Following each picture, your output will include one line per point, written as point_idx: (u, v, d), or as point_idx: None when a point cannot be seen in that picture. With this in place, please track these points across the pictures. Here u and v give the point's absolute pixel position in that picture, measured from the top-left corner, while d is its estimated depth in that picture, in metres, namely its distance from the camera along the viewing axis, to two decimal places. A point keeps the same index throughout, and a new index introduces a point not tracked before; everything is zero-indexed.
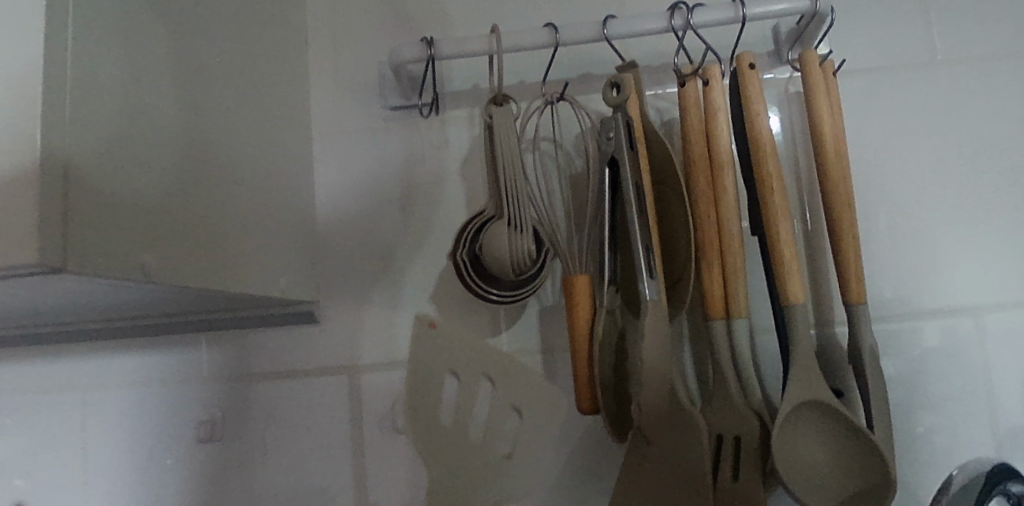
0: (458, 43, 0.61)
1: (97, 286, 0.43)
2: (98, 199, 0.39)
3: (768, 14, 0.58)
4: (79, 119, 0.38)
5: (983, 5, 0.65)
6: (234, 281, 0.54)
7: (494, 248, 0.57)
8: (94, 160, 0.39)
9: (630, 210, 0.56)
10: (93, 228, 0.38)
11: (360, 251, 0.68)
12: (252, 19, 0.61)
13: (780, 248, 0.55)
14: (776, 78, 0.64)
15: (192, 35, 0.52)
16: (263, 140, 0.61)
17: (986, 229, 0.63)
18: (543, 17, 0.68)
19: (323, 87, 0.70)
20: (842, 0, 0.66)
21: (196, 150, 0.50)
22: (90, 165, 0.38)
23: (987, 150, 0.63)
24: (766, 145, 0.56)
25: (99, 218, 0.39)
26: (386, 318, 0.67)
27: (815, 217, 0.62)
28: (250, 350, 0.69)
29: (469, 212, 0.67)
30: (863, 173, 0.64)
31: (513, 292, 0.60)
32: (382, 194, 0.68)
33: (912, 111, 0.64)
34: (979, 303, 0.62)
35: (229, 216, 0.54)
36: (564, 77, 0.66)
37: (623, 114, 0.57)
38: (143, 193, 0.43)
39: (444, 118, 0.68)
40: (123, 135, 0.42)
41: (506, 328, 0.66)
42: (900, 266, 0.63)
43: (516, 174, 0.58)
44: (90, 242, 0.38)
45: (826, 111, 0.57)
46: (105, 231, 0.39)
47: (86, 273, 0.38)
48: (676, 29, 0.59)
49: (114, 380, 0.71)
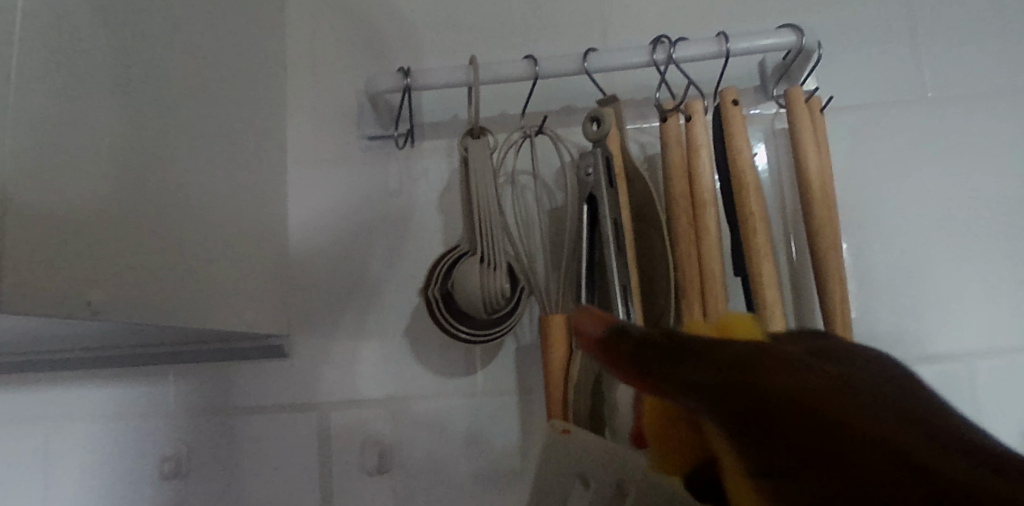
0: (435, 74, 0.60)
1: (40, 322, 0.41)
2: (37, 233, 0.36)
3: (753, 49, 0.56)
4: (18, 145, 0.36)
5: (974, 41, 0.63)
6: (196, 313, 0.52)
7: (467, 285, 0.56)
8: (35, 189, 0.37)
9: (607, 246, 0.54)
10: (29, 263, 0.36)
11: (336, 283, 0.67)
12: (227, 43, 0.60)
13: (763, 291, 0.53)
14: (762, 114, 0.62)
15: (158, 60, 0.50)
16: (233, 166, 0.59)
17: (979, 270, 0.60)
18: (525, 47, 0.67)
19: (302, 118, 0.69)
20: (830, 36, 0.65)
21: (157, 177, 0.49)
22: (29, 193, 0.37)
23: (980, 189, 0.61)
24: (749, 183, 0.53)
25: (39, 250, 0.36)
26: (359, 352, 0.66)
27: (801, 258, 0.60)
28: (218, 384, 0.67)
29: (446, 245, 0.66)
30: (852, 213, 0.62)
31: (486, 331, 0.58)
32: (359, 225, 0.67)
33: (902, 148, 0.62)
34: (973, 349, 0.59)
35: (192, 247, 0.52)
36: (544, 110, 0.65)
37: (602, 149, 0.56)
38: (93, 223, 0.41)
39: (421, 150, 0.67)
40: (70, 163, 0.40)
41: (481, 366, 0.64)
42: (890, 309, 0.60)
43: (491, 209, 0.56)
44: (26, 276, 0.36)
45: (812, 149, 0.55)
46: (44, 264, 0.37)
47: (20, 312, 0.35)
48: (658, 63, 0.57)
49: (80, 413, 0.69)
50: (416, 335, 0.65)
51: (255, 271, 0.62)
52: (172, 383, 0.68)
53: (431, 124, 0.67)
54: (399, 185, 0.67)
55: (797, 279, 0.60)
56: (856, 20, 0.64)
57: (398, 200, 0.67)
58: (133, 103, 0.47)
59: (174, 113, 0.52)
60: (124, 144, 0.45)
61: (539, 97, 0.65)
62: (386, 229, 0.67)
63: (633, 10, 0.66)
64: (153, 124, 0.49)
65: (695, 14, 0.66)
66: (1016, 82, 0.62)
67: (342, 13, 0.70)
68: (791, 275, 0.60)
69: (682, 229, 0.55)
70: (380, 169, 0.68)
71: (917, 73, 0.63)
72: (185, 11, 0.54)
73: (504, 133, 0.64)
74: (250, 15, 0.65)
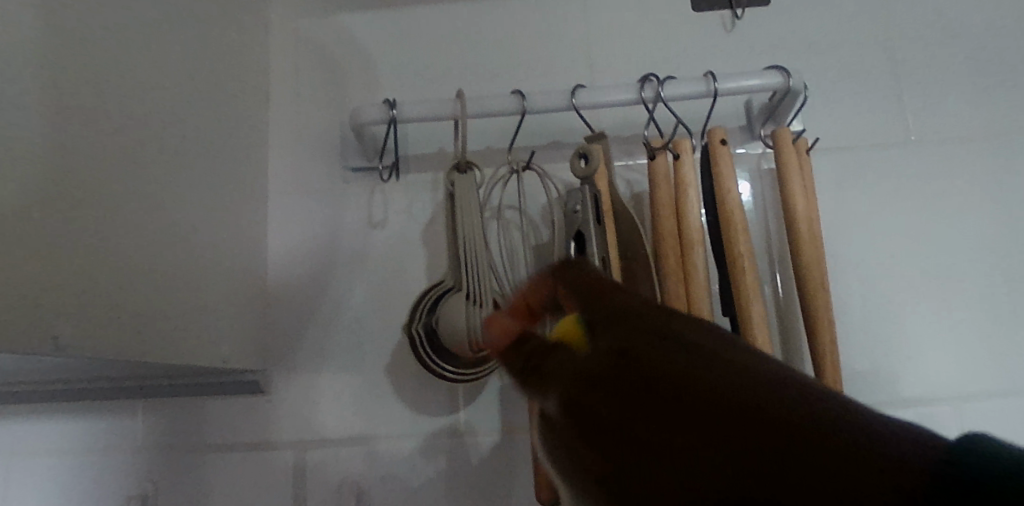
0: (421, 106, 0.59)
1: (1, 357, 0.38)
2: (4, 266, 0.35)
3: (740, 89, 0.57)
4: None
5: (955, 86, 0.65)
6: (169, 348, 0.50)
7: (451, 322, 0.54)
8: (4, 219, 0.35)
9: (595, 283, 0.53)
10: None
11: (315, 317, 0.65)
12: (211, 69, 0.59)
13: (753, 332, 0.52)
14: (748, 153, 0.63)
15: (140, 86, 0.49)
16: (212, 194, 0.58)
17: (962, 311, 0.60)
18: (513, 81, 0.67)
19: (285, 147, 0.68)
20: (814, 78, 0.65)
21: (134, 207, 0.47)
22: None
23: (962, 230, 0.62)
24: (738, 223, 0.53)
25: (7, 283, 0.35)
26: (338, 389, 0.64)
27: (788, 298, 0.60)
28: (189, 419, 0.64)
29: (430, 279, 0.64)
30: (837, 252, 0.62)
31: (470, 370, 0.57)
32: (341, 257, 0.66)
33: (885, 189, 0.63)
34: (960, 390, 0.59)
35: (166, 280, 0.50)
36: (531, 145, 0.64)
37: (590, 186, 0.55)
38: (60, 253, 0.40)
39: (406, 182, 0.66)
40: (39, 192, 0.38)
41: (464, 404, 0.62)
42: (876, 350, 0.60)
43: (477, 245, 0.55)
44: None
45: (799, 189, 0.54)
46: (11, 298, 0.35)
47: None
48: (646, 101, 0.57)
49: (43, 447, 0.66)
50: (397, 372, 0.63)
51: (231, 304, 0.60)
52: (140, 418, 0.65)
53: (417, 156, 0.67)
54: (383, 217, 0.66)
55: (784, 320, 0.60)
56: (839, 62, 0.66)
57: (382, 232, 0.66)
58: (111, 131, 0.45)
59: (156, 140, 0.50)
60: (98, 173, 0.43)
61: (526, 132, 0.64)
62: (369, 261, 0.65)
63: (621, 48, 0.66)
64: (133, 152, 0.47)
65: (682, 53, 0.66)
66: (995, 127, 0.64)
67: (328, 43, 0.70)
68: (779, 315, 0.60)
69: (671, 268, 0.55)
70: (364, 200, 0.67)
71: (900, 115, 0.64)
72: (169, 36, 0.53)
73: (491, 167, 0.64)
74: (236, 41, 0.64)
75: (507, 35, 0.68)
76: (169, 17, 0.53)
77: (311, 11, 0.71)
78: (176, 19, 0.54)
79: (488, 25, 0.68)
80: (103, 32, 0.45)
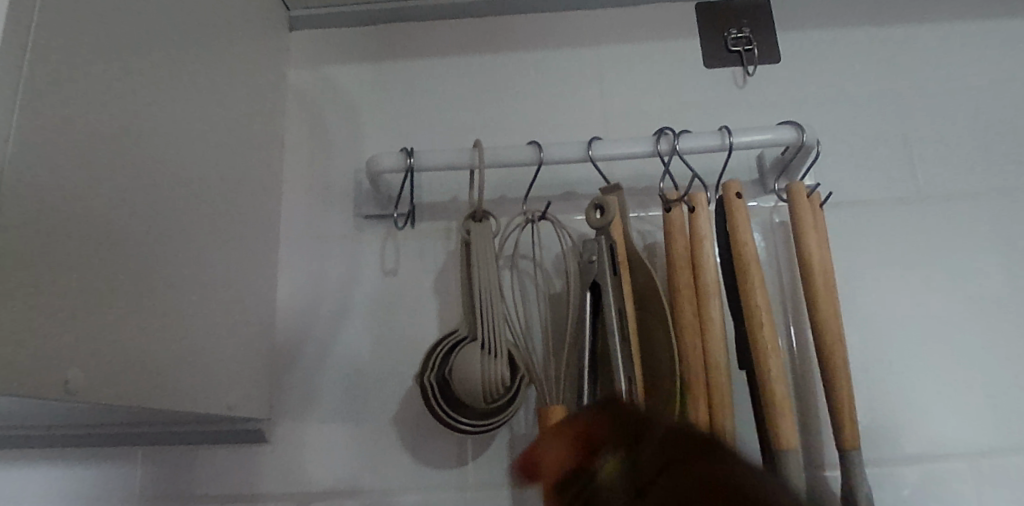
0: (439, 155, 0.60)
1: (8, 400, 0.37)
2: (24, 305, 0.34)
3: (754, 143, 0.57)
4: (17, 216, 0.34)
5: (959, 144, 0.66)
6: (177, 395, 0.49)
7: (465, 371, 0.53)
8: (26, 260, 0.34)
9: (611, 335, 0.52)
10: (13, 337, 0.33)
11: (324, 364, 0.64)
12: (232, 114, 0.59)
13: (772, 387, 0.51)
14: (760, 207, 0.63)
15: (165, 131, 0.49)
16: (227, 239, 0.58)
17: (974, 367, 0.60)
18: (528, 132, 0.68)
19: (298, 193, 0.68)
20: (824, 134, 0.67)
21: (151, 251, 0.46)
22: (18, 265, 0.34)
23: (970, 286, 0.62)
24: (754, 276, 0.53)
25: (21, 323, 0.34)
26: (345, 439, 0.62)
27: (803, 352, 0.59)
28: (186, 469, 0.62)
29: (441, 327, 0.64)
30: (851, 306, 0.62)
31: (483, 422, 0.55)
32: (351, 303, 0.65)
33: (895, 244, 0.63)
34: (980, 447, 0.58)
35: (177, 323, 0.50)
36: (546, 196, 0.65)
37: (605, 237, 0.55)
38: (79, 293, 0.39)
39: (418, 230, 0.66)
40: (63, 233, 0.38)
41: (473, 458, 0.60)
42: (894, 405, 0.59)
43: (493, 294, 0.55)
44: (9, 351, 0.33)
45: (814, 243, 0.55)
46: (27, 339, 0.34)
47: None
48: (661, 153, 0.58)
49: (22, 496, 0.62)
50: (406, 422, 0.62)
51: (240, 350, 0.59)
52: (135, 466, 0.62)
53: (431, 204, 0.67)
54: (394, 265, 0.66)
55: (800, 374, 0.59)
56: (847, 120, 0.67)
57: (394, 279, 0.65)
58: (135, 176, 0.45)
59: (175, 186, 0.50)
60: (121, 218, 0.43)
61: (541, 183, 0.65)
62: (379, 309, 0.65)
63: (635, 102, 0.68)
64: (153, 196, 0.47)
65: (694, 108, 0.67)
66: (1000, 185, 0.65)
67: (345, 92, 0.71)
68: (794, 370, 0.59)
69: (687, 321, 0.54)
70: (376, 247, 0.66)
71: (908, 171, 0.65)
72: (197, 83, 0.54)
73: (506, 216, 0.64)
74: (256, 87, 0.64)
75: (522, 87, 0.69)
76: (198, 64, 0.54)
77: (330, 61, 0.72)
78: (203, 66, 0.55)
79: (504, 77, 0.70)
80: (136, 76, 0.46)
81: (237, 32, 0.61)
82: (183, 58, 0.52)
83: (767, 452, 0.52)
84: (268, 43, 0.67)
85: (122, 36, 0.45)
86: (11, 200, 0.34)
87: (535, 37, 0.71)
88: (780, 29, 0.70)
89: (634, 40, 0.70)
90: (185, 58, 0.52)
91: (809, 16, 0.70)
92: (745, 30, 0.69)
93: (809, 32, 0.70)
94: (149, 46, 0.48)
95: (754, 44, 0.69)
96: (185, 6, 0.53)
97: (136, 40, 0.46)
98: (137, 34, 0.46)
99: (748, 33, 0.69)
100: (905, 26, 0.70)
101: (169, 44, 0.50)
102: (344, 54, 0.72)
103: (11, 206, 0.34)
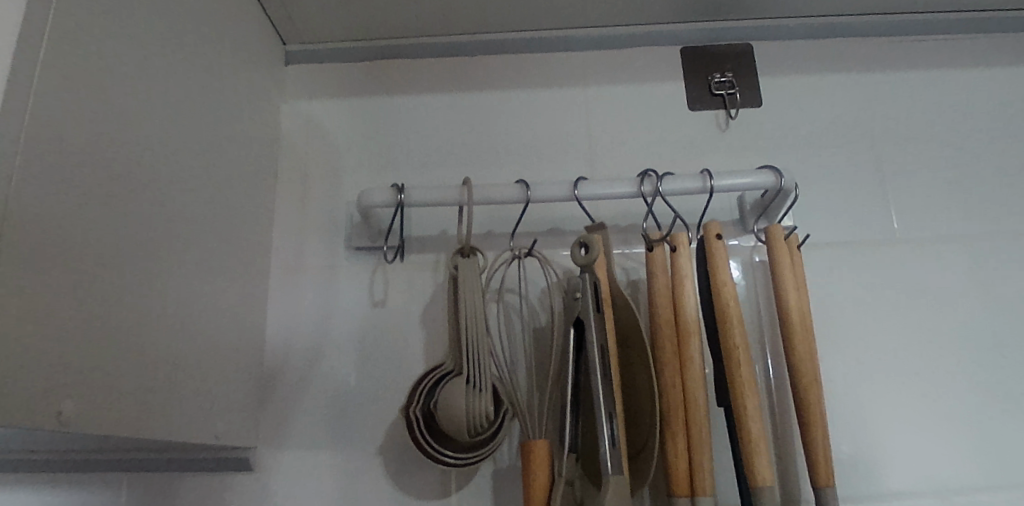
0: (428, 191, 0.61)
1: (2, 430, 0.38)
2: (24, 340, 0.35)
3: (735, 186, 0.59)
4: (16, 254, 0.35)
5: (933, 191, 0.68)
6: (165, 425, 0.50)
7: (450, 405, 0.54)
8: (23, 297, 0.35)
9: (593, 371, 0.53)
10: (15, 372, 0.34)
11: (311, 394, 0.65)
12: (227, 147, 0.61)
13: (748, 425, 0.52)
14: (741, 246, 0.65)
15: (159, 166, 0.50)
16: (219, 270, 0.59)
17: (947, 404, 0.62)
18: (517, 168, 0.69)
19: (289, 224, 0.70)
20: (805, 176, 0.69)
21: (143, 283, 0.48)
22: (15, 303, 0.35)
23: (942, 327, 0.64)
24: (732, 316, 0.54)
25: (19, 360, 0.35)
26: (330, 467, 0.63)
27: (781, 389, 0.61)
28: (167, 498, 0.62)
29: (427, 359, 0.65)
30: (829, 344, 0.63)
31: (468, 455, 0.56)
32: (339, 334, 0.66)
33: (872, 285, 0.65)
34: (953, 484, 0.59)
35: (167, 352, 0.51)
36: (533, 232, 0.66)
37: (589, 275, 0.56)
38: (71, 326, 0.40)
39: (407, 263, 0.68)
40: (59, 265, 0.39)
41: (456, 490, 0.61)
42: (868, 441, 0.60)
43: (480, 329, 0.56)
44: (12, 384, 0.34)
45: (791, 284, 0.56)
46: (27, 375, 0.35)
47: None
48: (645, 194, 0.60)
49: None
50: (391, 452, 0.63)
51: (228, 378, 0.59)
52: (117, 494, 0.62)
53: (420, 238, 0.68)
54: (383, 296, 0.67)
55: (778, 411, 0.60)
56: (826, 163, 0.69)
57: (381, 311, 0.66)
58: (129, 211, 0.46)
59: (169, 218, 0.52)
60: (114, 253, 0.44)
61: (529, 219, 0.67)
62: (366, 340, 0.66)
63: (620, 142, 0.70)
64: (146, 230, 0.48)
65: (678, 149, 0.69)
66: (971, 230, 0.67)
67: (338, 125, 0.72)
68: (772, 406, 0.61)
69: (668, 357, 0.55)
70: (365, 279, 0.68)
71: (884, 215, 0.67)
72: (193, 118, 0.55)
73: (495, 251, 0.66)
74: (252, 119, 0.66)
75: (512, 125, 0.71)
76: (196, 99, 0.56)
77: (324, 95, 0.74)
78: (199, 100, 0.57)
79: (494, 115, 0.71)
80: (137, 114, 0.48)
81: (233, 67, 0.63)
82: (179, 93, 0.54)
83: (744, 490, 0.53)
84: (263, 77, 0.69)
85: (121, 75, 0.46)
86: (18, 235, 0.35)
87: (524, 76, 0.73)
88: (761, 74, 0.72)
89: (620, 81, 0.72)
90: (183, 94, 0.54)
91: (790, 61, 0.73)
92: (727, 74, 0.72)
93: (790, 76, 0.72)
94: (147, 83, 0.49)
95: (737, 89, 0.71)
96: (182, 44, 0.54)
97: (135, 77, 0.48)
98: (135, 71, 0.48)
99: (730, 77, 0.72)
100: (881, 73, 0.73)
101: (167, 80, 0.52)
102: (338, 89, 0.74)
103: (11, 243, 0.35)
